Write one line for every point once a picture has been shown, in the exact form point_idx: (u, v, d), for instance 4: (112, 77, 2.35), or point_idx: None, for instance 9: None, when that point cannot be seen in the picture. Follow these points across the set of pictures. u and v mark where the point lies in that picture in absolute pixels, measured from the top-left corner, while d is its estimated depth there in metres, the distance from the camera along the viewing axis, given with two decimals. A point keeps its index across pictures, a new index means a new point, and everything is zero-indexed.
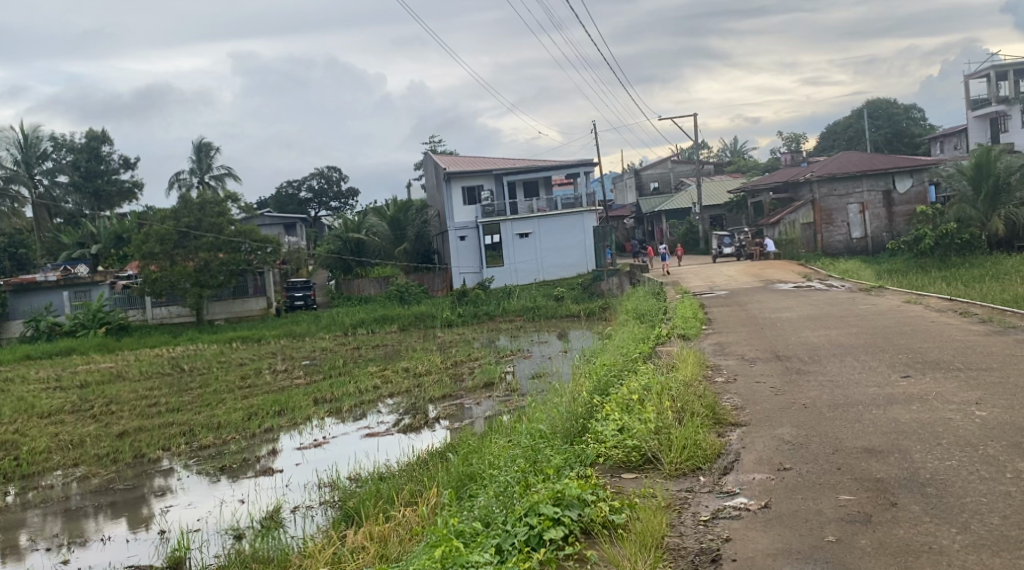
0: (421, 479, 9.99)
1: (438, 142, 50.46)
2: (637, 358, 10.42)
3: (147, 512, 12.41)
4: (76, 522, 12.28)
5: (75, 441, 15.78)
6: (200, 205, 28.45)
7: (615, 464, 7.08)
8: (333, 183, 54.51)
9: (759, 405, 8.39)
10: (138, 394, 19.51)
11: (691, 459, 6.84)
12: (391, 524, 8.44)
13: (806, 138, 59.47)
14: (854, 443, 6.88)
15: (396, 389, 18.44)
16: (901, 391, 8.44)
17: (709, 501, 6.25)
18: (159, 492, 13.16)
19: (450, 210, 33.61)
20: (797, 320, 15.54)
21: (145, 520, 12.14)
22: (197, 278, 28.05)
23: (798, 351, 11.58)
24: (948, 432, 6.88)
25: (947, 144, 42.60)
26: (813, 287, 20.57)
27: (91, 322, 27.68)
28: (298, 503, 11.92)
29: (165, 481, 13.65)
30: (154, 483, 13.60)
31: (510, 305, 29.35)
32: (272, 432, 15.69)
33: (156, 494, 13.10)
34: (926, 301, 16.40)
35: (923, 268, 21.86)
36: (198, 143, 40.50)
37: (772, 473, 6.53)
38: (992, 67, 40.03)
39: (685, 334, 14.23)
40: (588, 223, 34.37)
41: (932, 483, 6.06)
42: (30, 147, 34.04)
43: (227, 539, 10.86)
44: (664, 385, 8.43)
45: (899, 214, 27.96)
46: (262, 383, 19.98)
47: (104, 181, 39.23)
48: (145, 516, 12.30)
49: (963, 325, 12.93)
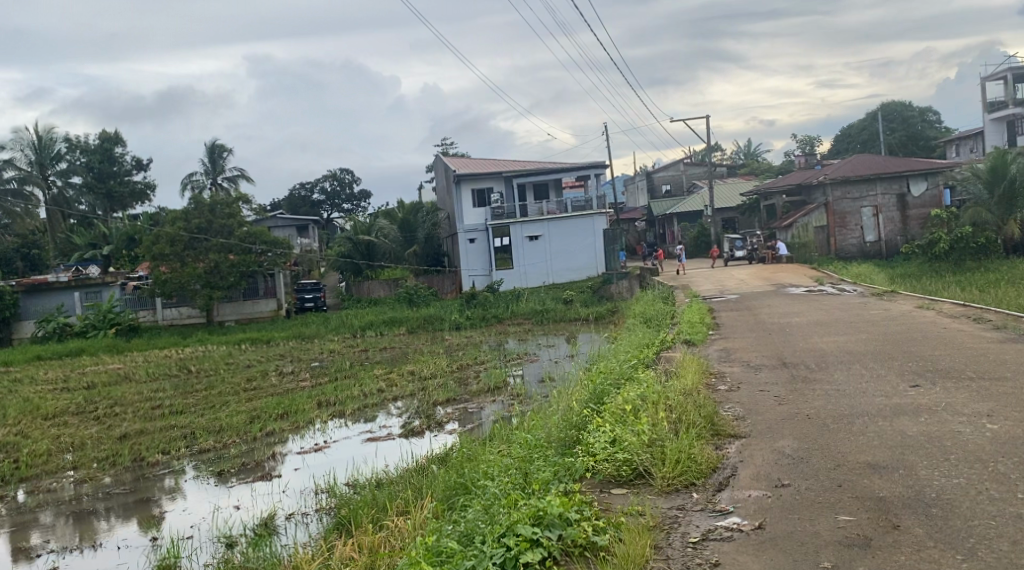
0: (417, 487, 9.69)
1: (450, 144, 50.26)
2: (638, 366, 10.12)
3: (155, 513, 12.28)
4: (81, 524, 12.15)
5: (77, 444, 15.61)
6: (211, 206, 28.40)
7: (605, 479, 6.82)
8: (346, 185, 54.49)
9: (761, 416, 8.10)
10: (143, 396, 19.36)
11: (684, 474, 6.56)
12: (381, 535, 8.18)
13: (819, 141, 58.94)
14: (857, 458, 6.58)
15: (401, 393, 18.18)
16: (909, 401, 8.15)
17: (700, 520, 5.97)
18: (169, 495, 13.00)
19: (460, 212, 33.37)
20: (806, 325, 15.25)
21: (149, 522, 11.96)
22: (207, 279, 27.87)
23: (806, 358, 11.29)
24: (957, 447, 6.57)
25: (962, 148, 42.15)
26: (825, 291, 20.25)
27: (101, 323, 27.57)
28: (294, 510, 11.69)
29: (170, 483, 13.49)
30: (159, 485, 13.44)
31: (519, 308, 29.07)
32: (274, 436, 15.49)
33: (163, 496, 12.95)
34: (940, 306, 16.04)
35: (938, 272, 21.53)
36: (212, 144, 40.45)
37: (769, 490, 6.25)
38: (1009, 69, 39.55)
39: (692, 340, 13.93)
40: (599, 226, 33.93)
41: (938, 503, 5.76)
42: (44, 149, 34.00)
43: (219, 547, 10.58)
44: (663, 395, 8.13)
45: (913, 218, 27.58)
46: (268, 385, 19.83)
47: (117, 182, 39.25)
48: (150, 518, 12.12)
49: (977, 331, 12.61)
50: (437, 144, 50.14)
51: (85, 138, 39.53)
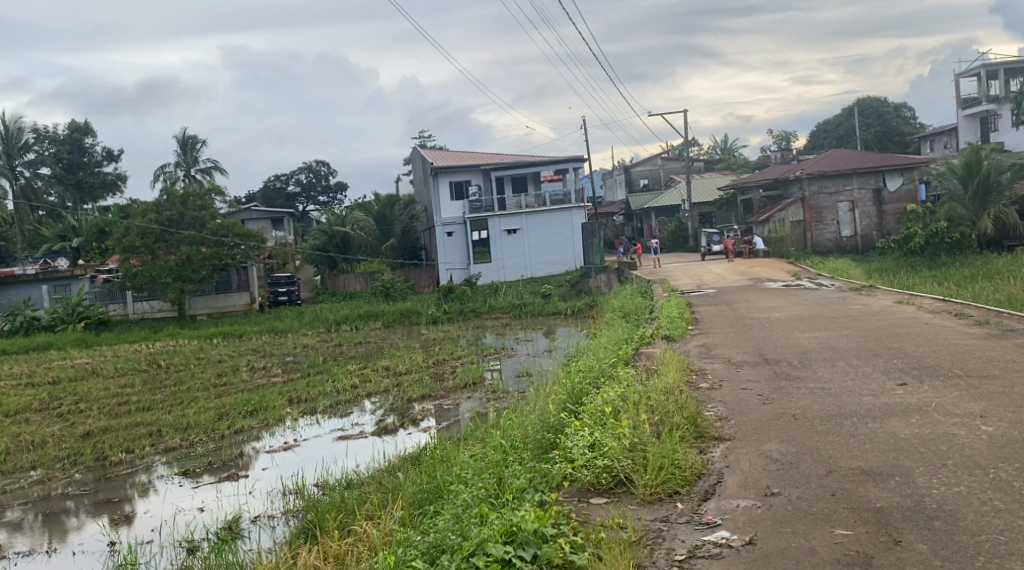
0: (388, 488, 9.28)
1: (428, 137, 49.83)
2: (617, 363, 9.75)
3: (130, 510, 11.93)
4: (51, 523, 11.71)
5: (37, 442, 15.06)
6: (182, 198, 27.67)
7: (585, 488, 6.44)
8: (322, 177, 53.77)
9: (746, 416, 7.75)
10: (110, 392, 18.80)
11: (666, 483, 6.22)
12: (349, 542, 7.78)
13: (796, 137, 58.92)
14: (849, 464, 6.25)
15: (374, 390, 17.67)
16: (899, 400, 7.83)
17: (686, 535, 5.61)
18: (142, 492, 12.59)
19: (437, 205, 32.86)
20: (787, 320, 15.00)
21: (124, 518, 11.65)
22: (179, 272, 27.30)
23: (788, 355, 10.94)
24: (954, 452, 6.25)
25: (936, 144, 42.21)
26: (803, 286, 20.01)
27: (70, 317, 26.83)
28: (260, 512, 11.23)
29: (145, 479, 13.10)
30: (134, 482, 13.04)
31: (496, 303, 28.69)
32: (244, 434, 15.02)
33: (136, 494, 12.55)
34: (919, 302, 15.80)
35: (914, 267, 21.33)
36: (183, 137, 39.72)
37: (758, 500, 5.91)
38: (982, 65, 39.55)
39: (671, 335, 13.58)
40: (577, 220, 33.69)
41: (940, 515, 5.44)
42: (12, 138, 33.10)
43: (179, 552, 10.18)
44: (643, 394, 7.76)
45: (889, 212, 27.42)
46: (238, 381, 19.32)
47: (87, 173, 38.53)
48: (123, 516, 11.75)
49: (959, 327, 12.37)
50: (415, 137, 49.76)
51: (53, 129, 38.80)
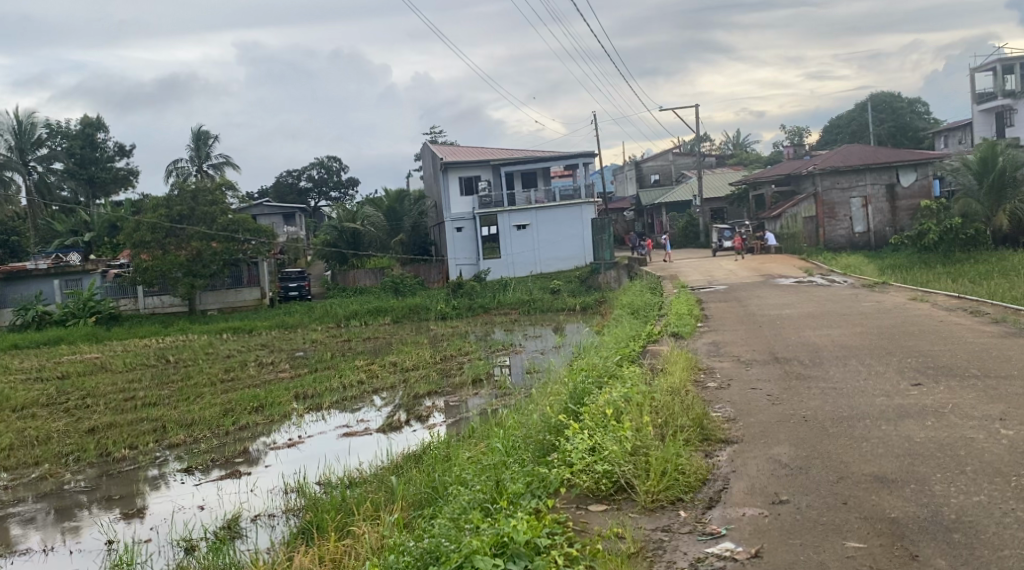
0: (389, 488, 9.01)
1: (439, 133, 49.62)
2: (622, 362, 9.49)
3: (141, 503, 11.87)
4: (62, 516, 11.60)
5: (41, 437, 14.88)
6: (193, 193, 27.44)
7: (583, 493, 6.20)
8: (333, 173, 53.63)
9: (754, 418, 7.49)
10: (117, 387, 18.63)
11: (669, 489, 5.97)
12: (345, 545, 7.54)
13: (809, 132, 58.46)
14: (862, 470, 5.98)
15: (381, 386, 17.44)
16: (914, 401, 7.55)
17: (689, 546, 5.36)
18: (153, 485, 12.50)
19: (446, 200, 32.66)
20: (798, 317, 14.71)
21: (134, 512, 11.58)
22: (189, 267, 27.14)
23: (800, 353, 10.67)
24: (973, 457, 5.97)
25: (951, 139, 41.71)
26: (816, 283, 19.72)
27: (81, 311, 26.70)
28: (260, 511, 11.02)
29: (155, 473, 12.99)
30: (144, 475, 12.92)
31: (506, 299, 28.43)
32: (248, 431, 14.79)
33: (147, 487, 12.46)
34: (934, 298, 15.47)
35: (928, 263, 21.02)
36: (196, 131, 39.61)
37: (765, 508, 5.65)
38: (999, 59, 39.02)
39: (680, 333, 13.31)
40: (587, 215, 33.38)
41: (959, 527, 5.17)
42: (24, 133, 32.91)
43: (177, 552, 9.97)
44: (648, 394, 7.49)
45: (902, 208, 27.04)
46: (245, 376, 19.12)
47: (99, 168, 38.48)
48: (135, 508, 11.72)
49: (975, 325, 12.06)
50: (425, 133, 49.52)
51: (66, 124, 38.70)
